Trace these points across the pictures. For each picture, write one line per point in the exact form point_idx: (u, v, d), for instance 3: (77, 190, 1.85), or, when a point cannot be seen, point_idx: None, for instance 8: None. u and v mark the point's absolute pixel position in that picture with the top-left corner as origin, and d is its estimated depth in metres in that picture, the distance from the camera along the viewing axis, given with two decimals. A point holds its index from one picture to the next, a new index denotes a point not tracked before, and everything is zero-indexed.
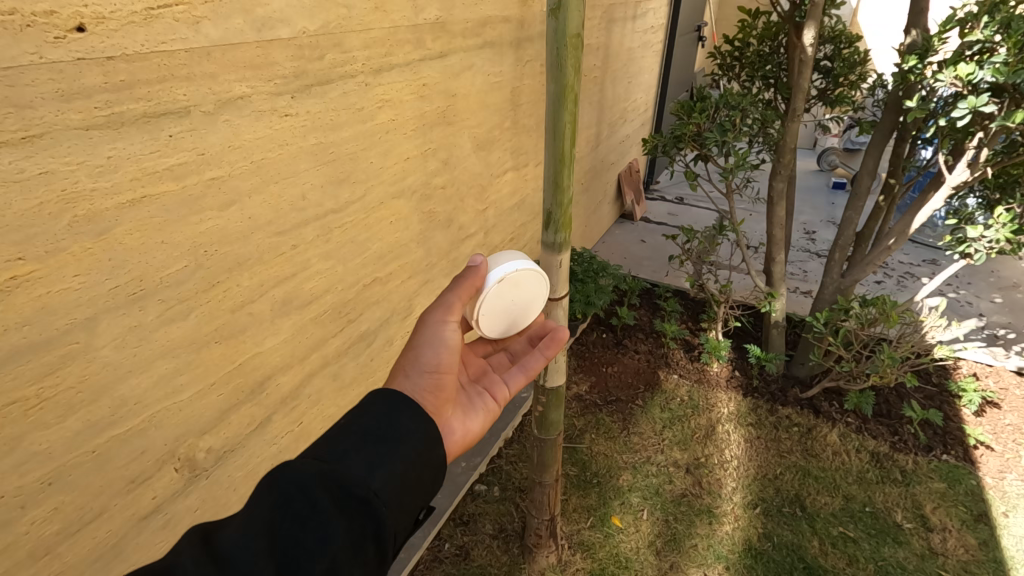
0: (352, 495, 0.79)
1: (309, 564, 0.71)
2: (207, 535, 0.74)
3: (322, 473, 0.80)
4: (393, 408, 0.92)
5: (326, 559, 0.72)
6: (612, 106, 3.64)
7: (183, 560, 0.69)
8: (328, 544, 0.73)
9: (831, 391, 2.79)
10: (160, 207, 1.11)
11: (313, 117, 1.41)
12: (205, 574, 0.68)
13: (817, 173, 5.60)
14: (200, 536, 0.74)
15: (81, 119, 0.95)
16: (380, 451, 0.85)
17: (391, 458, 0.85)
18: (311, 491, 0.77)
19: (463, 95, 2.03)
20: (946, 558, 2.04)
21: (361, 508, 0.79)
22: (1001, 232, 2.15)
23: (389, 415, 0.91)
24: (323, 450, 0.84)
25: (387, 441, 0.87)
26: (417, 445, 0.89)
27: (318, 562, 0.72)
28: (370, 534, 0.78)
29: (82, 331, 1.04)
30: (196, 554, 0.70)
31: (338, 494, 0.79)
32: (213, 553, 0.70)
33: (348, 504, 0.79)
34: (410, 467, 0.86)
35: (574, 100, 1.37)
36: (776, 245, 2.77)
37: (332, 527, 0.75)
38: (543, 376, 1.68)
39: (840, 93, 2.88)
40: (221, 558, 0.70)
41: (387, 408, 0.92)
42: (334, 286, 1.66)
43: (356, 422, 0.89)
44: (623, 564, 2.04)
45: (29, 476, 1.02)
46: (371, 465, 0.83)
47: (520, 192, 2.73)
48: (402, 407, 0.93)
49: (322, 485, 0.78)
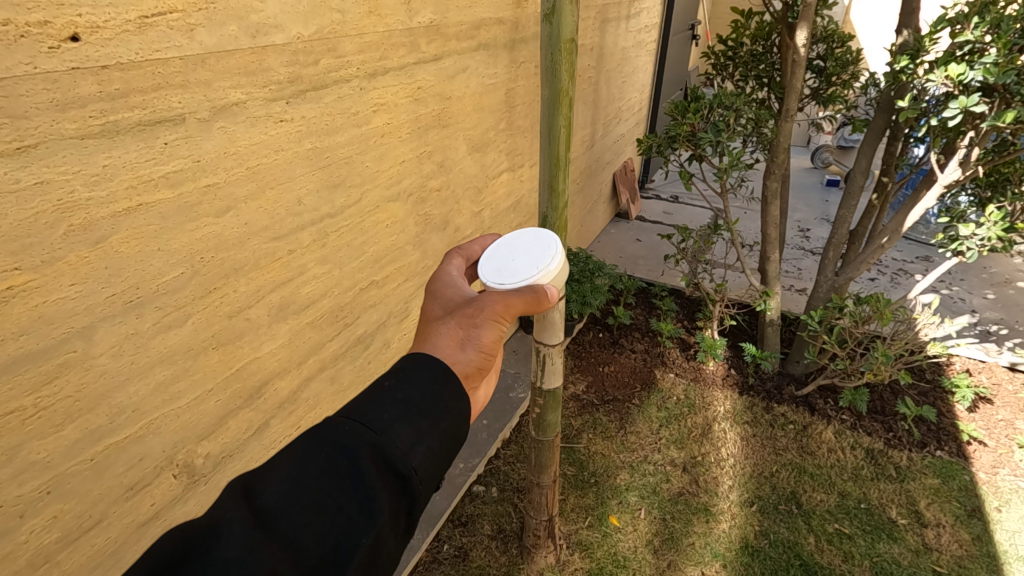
0: (395, 470, 0.74)
1: (357, 538, 0.68)
2: (250, 487, 0.70)
3: (367, 445, 0.74)
4: (438, 377, 0.86)
5: (370, 536, 0.69)
6: (606, 106, 3.64)
7: (229, 518, 0.65)
8: (373, 521, 0.70)
9: (826, 388, 2.81)
10: (156, 215, 1.11)
11: (308, 122, 1.42)
12: (256, 537, 0.64)
13: (811, 170, 5.63)
14: (243, 488, 0.70)
15: (76, 129, 0.95)
16: (425, 424, 0.79)
17: (433, 433, 0.79)
18: (358, 463, 0.72)
19: (458, 98, 2.03)
20: (940, 553, 2.06)
21: (402, 484, 0.75)
22: (993, 230, 2.17)
23: (434, 385, 0.84)
24: (365, 414, 0.77)
25: (432, 413, 0.81)
26: (455, 418, 0.84)
27: (363, 539, 0.69)
28: (409, 509, 0.75)
29: (80, 339, 1.04)
30: (241, 513, 0.66)
31: (382, 466, 0.74)
32: (259, 514, 0.67)
33: (390, 477, 0.74)
34: (448, 442, 0.82)
35: (569, 105, 1.38)
36: (770, 244, 2.78)
37: (377, 502, 0.71)
38: (540, 377, 1.69)
39: (832, 92, 2.90)
40: (266, 522, 0.66)
41: (433, 376, 0.86)
42: (331, 290, 1.67)
43: (401, 388, 0.82)
44: (622, 563, 2.05)
45: (28, 485, 1.02)
46: (416, 439, 0.77)
47: (516, 192, 2.73)
48: (448, 378, 0.87)
49: (368, 457, 0.74)
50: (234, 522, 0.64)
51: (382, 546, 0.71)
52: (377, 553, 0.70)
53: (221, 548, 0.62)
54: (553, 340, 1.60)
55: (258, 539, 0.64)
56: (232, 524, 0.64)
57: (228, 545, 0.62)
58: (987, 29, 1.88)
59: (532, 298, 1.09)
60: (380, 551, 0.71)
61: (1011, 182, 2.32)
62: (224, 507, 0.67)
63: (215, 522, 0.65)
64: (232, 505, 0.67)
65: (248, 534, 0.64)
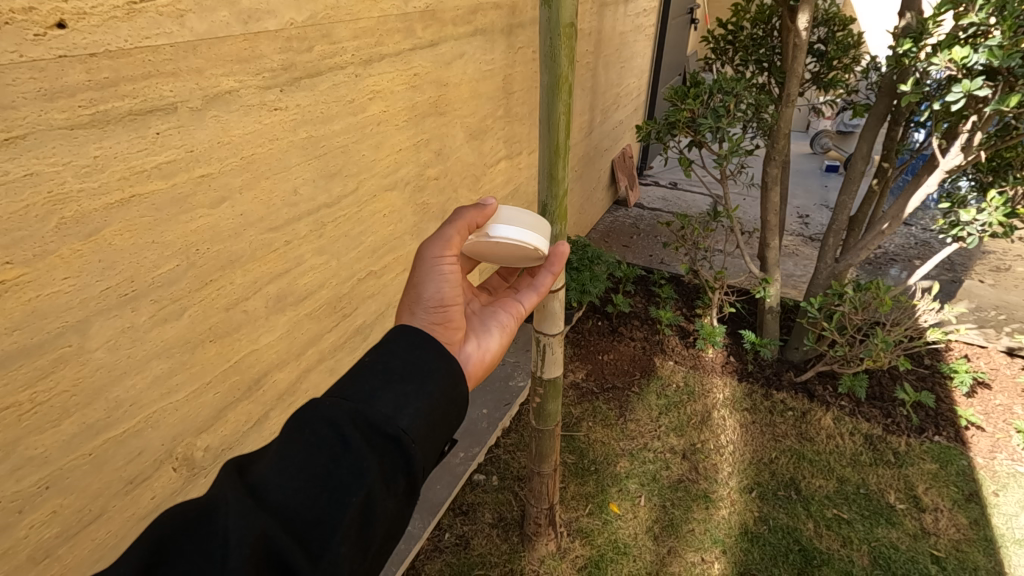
0: (382, 433, 0.74)
1: (347, 497, 0.67)
2: (243, 467, 0.70)
3: (351, 412, 0.74)
4: (419, 345, 0.86)
5: (361, 495, 0.68)
6: (604, 92, 3.61)
7: (222, 494, 0.64)
8: (362, 480, 0.69)
9: (825, 374, 2.81)
10: (150, 206, 1.10)
11: (303, 111, 1.39)
12: (247, 506, 0.63)
13: (810, 156, 5.63)
14: (235, 469, 0.69)
15: (65, 119, 0.93)
16: (408, 389, 0.79)
17: (418, 395, 0.79)
18: (342, 429, 0.72)
19: (455, 85, 2.00)
20: (938, 537, 2.08)
21: (392, 446, 0.74)
22: (994, 215, 2.17)
23: (414, 351, 0.85)
24: (350, 387, 0.78)
25: (415, 377, 0.81)
26: (443, 381, 0.83)
27: (353, 498, 0.67)
28: (404, 469, 0.73)
29: (75, 334, 1.02)
30: (233, 487, 0.66)
31: (369, 432, 0.73)
32: (251, 486, 0.66)
33: (378, 440, 0.73)
34: (437, 404, 0.80)
35: (569, 91, 1.35)
36: (770, 230, 2.75)
37: (365, 462, 0.70)
38: (540, 367, 1.65)
39: (833, 76, 2.86)
40: (257, 492, 0.66)
41: (412, 343, 0.86)
42: (329, 281, 1.65)
43: (381, 359, 0.82)
44: (621, 550, 2.06)
45: (26, 481, 1.01)
46: (399, 404, 0.77)
47: (514, 180, 2.70)
48: (426, 342, 0.87)
49: (352, 423, 0.73)
50: (226, 494, 0.64)
51: (376, 505, 0.69)
52: (371, 512, 0.69)
53: (214, 523, 0.61)
54: (553, 329, 1.57)
55: (248, 506, 0.63)
56: (224, 497, 0.64)
57: (224, 518, 0.61)
58: (991, 11, 1.84)
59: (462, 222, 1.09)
60: (374, 509, 0.69)
61: (1013, 167, 2.28)
62: (217, 486, 0.66)
63: (208, 500, 0.64)
64: (224, 482, 0.67)
65: (239, 503, 0.63)
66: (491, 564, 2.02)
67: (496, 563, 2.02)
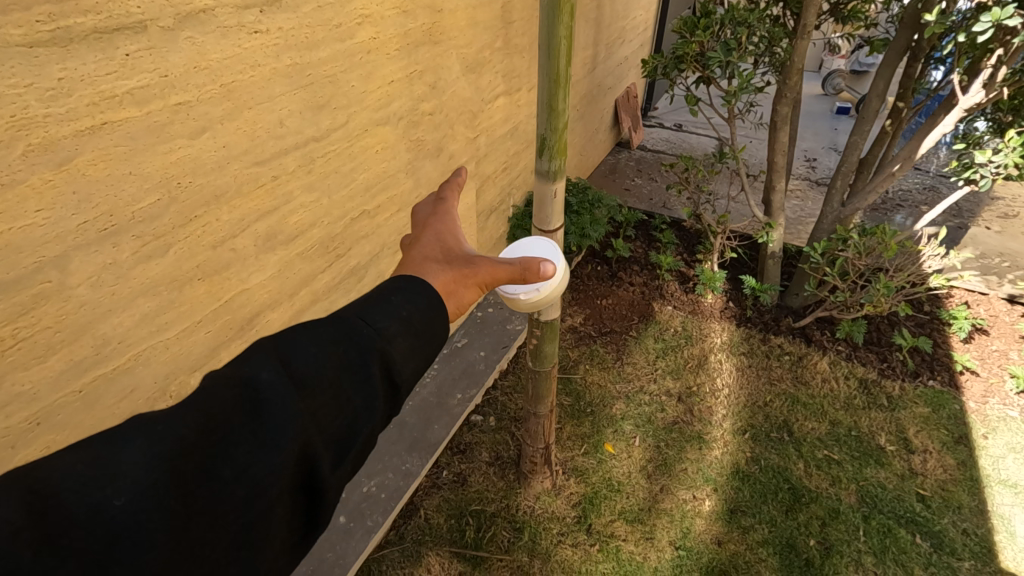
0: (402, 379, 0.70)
1: (359, 433, 0.66)
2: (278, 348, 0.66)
3: (380, 350, 0.68)
4: (434, 307, 0.75)
5: (368, 435, 0.67)
6: (609, 25, 3.42)
7: (258, 380, 0.63)
8: (372, 421, 0.67)
9: (824, 320, 2.80)
10: (125, 135, 1.03)
11: (286, 35, 1.30)
12: (278, 410, 0.62)
13: (821, 97, 5.42)
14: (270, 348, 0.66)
15: (22, 36, 0.86)
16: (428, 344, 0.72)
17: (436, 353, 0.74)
18: (368, 365, 0.67)
19: (449, 11, 1.87)
20: (925, 477, 2.13)
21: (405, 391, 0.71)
22: (1010, 156, 2.09)
23: (438, 310, 0.75)
24: (380, 313, 0.70)
25: (434, 336, 0.74)
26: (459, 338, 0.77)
27: (361, 435, 0.67)
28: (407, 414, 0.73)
29: (54, 269, 0.99)
30: (267, 378, 0.63)
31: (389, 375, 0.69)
32: (284, 383, 0.63)
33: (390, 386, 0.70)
34: None
35: (570, 12, 1.21)
36: (777, 172, 2.66)
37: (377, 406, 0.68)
38: (537, 310, 1.61)
39: (854, 8, 2.69)
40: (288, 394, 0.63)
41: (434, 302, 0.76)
42: (320, 219, 1.60)
43: (411, 301, 0.73)
44: (615, 487, 2.11)
45: (16, 417, 1.00)
46: (420, 356, 0.71)
47: (513, 117, 2.59)
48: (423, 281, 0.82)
49: (379, 361, 0.68)
50: (261, 386, 0.62)
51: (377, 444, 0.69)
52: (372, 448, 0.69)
53: (248, 418, 0.60)
54: None
55: (278, 411, 0.61)
56: (260, 388, 0.62)
57: (259, 412, 0.61)
58: None
59: (521, 277, 0.91)
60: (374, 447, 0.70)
61: None
62: (255, 367, 0.64)
63: (246, 382, 0.62)
64: (259, 366, 0.64)
65: (271, 402, 0.62)
66: (488, 500, 2.06)
67: (492, 499, 2.07)
